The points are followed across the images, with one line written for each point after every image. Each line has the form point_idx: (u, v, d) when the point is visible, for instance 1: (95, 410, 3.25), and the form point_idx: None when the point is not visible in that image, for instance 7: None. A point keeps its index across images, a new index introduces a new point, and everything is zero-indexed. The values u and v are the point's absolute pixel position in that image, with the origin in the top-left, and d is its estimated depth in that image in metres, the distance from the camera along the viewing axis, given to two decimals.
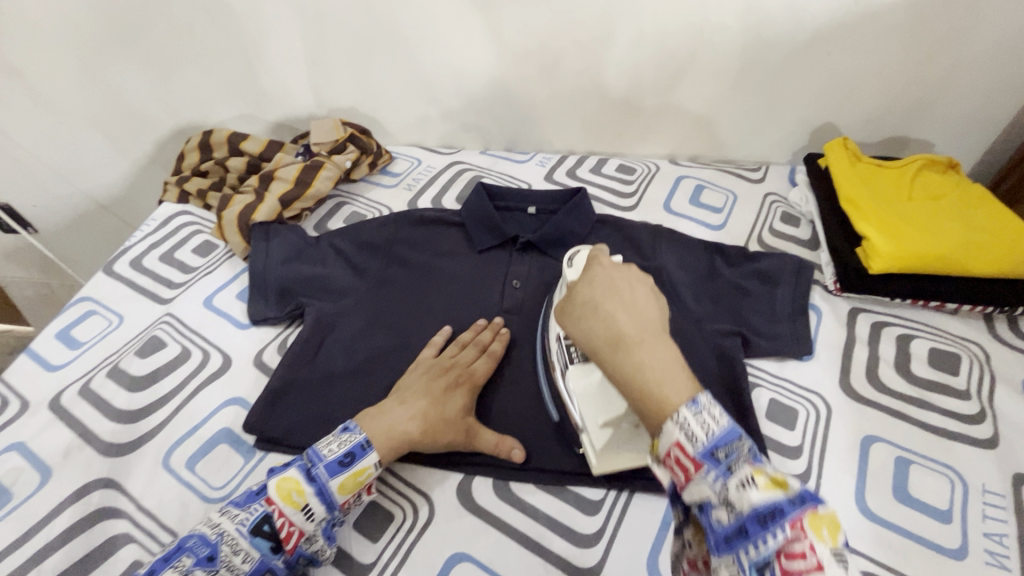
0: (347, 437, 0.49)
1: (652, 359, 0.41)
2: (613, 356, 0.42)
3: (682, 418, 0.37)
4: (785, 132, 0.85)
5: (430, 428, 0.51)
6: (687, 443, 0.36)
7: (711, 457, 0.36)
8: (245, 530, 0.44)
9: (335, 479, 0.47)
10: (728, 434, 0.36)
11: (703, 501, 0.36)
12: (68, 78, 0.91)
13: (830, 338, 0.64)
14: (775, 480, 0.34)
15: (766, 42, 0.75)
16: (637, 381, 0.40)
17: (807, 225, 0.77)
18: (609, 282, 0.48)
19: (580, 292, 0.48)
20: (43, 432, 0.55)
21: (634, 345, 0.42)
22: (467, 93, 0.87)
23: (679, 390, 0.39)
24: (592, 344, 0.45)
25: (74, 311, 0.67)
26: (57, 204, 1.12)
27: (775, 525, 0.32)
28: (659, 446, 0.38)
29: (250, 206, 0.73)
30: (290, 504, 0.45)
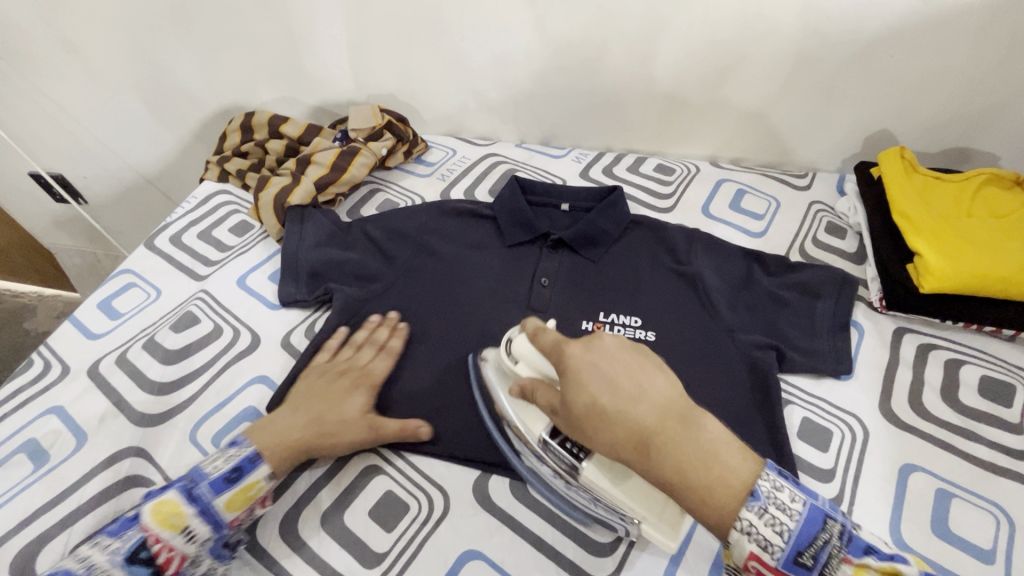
0: (237, 451, 0.49)
1: (693, 453, 0.39)
2: (651, 466, 0.40)
3: (750, 527, 0.37)
4: (835, 138, 0.81)
5: (325, 431, 0.52)
6: (765, 554, 0.37)
7: (796, 565, 0.37)
8: (120, 559, 0.43)
9: (221, 496, 0.46)
10: (808, 526, 0.38)
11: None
12: (121, 55, 0.94)
13: (872, 359, 0.61)
14: (885, 571, 0.36)
15: (823, 42, 0.71)
16: (687, 485, 0.39)
17: (853, 237, 0.74)
18: (605, 377, 0.42)
19: (579, 404, 0.42)
20: (81, 398, 0.57)
21: (668, 449, 0.39)
22: (506, 84, 0.86)
23: (734, 470, 0.39)
24: (622, 453, 0.41)
25: (116, 282, 0.70)
26: (106, 177, 1.17)
27: None
28: (733, 553, 0.39)
29: (287, 188, 0.74)
30: (168, 528, 0.44)
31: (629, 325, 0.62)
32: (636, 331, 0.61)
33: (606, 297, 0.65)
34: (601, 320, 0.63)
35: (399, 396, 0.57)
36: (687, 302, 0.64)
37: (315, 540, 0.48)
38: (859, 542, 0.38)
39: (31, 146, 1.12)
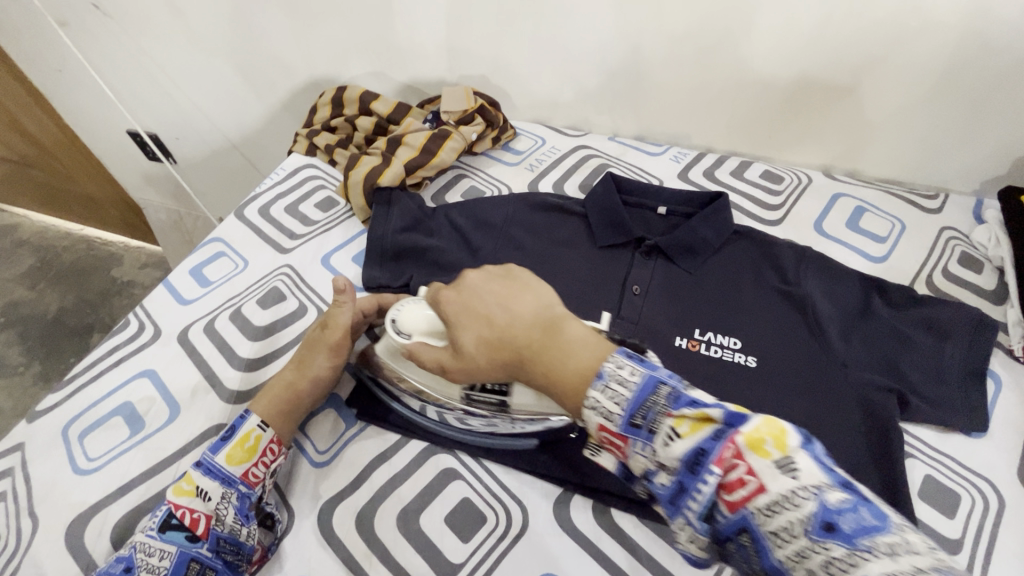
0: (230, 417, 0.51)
1: (557, 350, 0.41)
2: (531, 374, 0.43)
3: (594, 402, 0.37)
4: (976, 157, 0.72)
5: (301, 360, 0.54)
6: (608, 424, 0.36)
7: (632, 427, 0.35)
8: (153, 532, 0.43)
9: (220, 453, 0.48)
10: (642, 390, 0.36)
11: (646, 470, 0.35)
12: (221, 20, 0.95)
13: (1011, 417, 0.54)
14: (698, 418, 0.33)
15: (985, 47, 0.62)
16: (550, 380, 0.41)
17: (992, 272, 0.65)
18: (464, 306, 0.47)
19: (464, 341, 0.46)
20: (173, 365, 0.58)
21: (535, 354, 0.42)
22: (607, 72, 0.80)
23: (579, 357, 0.40)
24: (499, 366, 0.45)
25: (206, 250, 0.71)
26: (197, 140, 1.20)
27: (704, 470, 0.31)
28: (592, 431, 0.38)
29: (377, 168, 0.72)
30: (184, 494, 0.45)
31: (728, 347, 0.57)
32: (736, 354, 0.57)
33: (703, 314, 0.60)
34: (696, 338, 0.58)
35: None
36: (795, 329, 0.58)
37: (392, 539, 0.47)
38: (689, 397, 0.34)
39: (131, 104, 1.17)
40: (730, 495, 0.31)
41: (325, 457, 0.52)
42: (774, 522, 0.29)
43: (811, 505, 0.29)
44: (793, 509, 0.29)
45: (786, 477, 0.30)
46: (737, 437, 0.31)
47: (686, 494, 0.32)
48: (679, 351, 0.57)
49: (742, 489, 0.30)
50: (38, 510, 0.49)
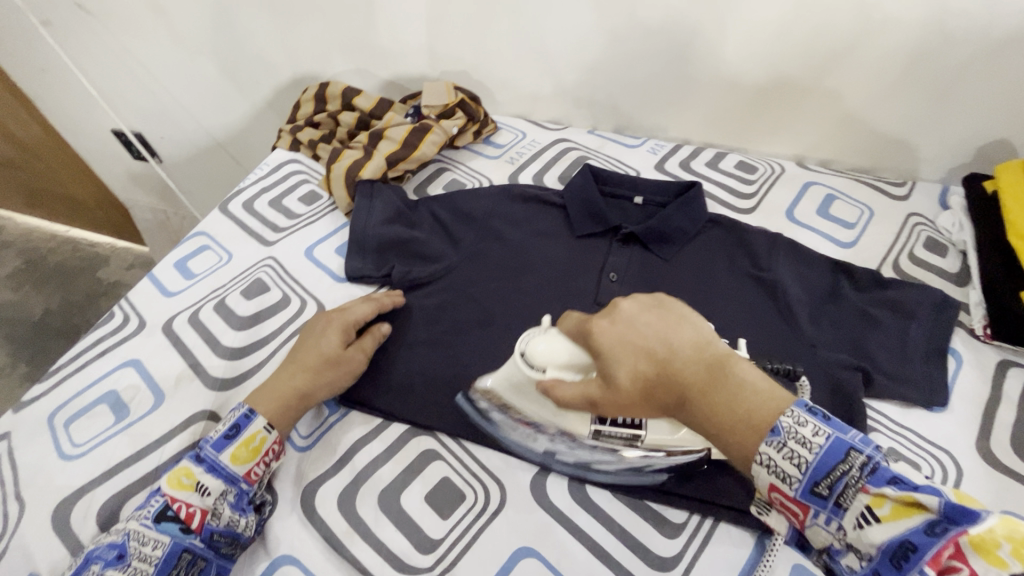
0: (233, 412, 0.51)
1: (726, 397, 0.40)
2: (704, 422, 0.41)
3: (766, 459, 0.37)
4: (942, 146, 0.74)
5: (315, 372, 0.53)
6: (783, 485, 0.37)
7: (814, 496, 0.36)
8: (149, 522, 0.44)
9: (224, 452, 0.48)
10: (828, 456, 0.36)
11: (829, 543, 0.37)
12: (204, 18, 0.96)
13: (971, 392, 0.56)
14: (903, 502, 0.33)
15: (945, 38, 0.64)
16: (722, 427, 0.40)
17: (956, 255, 0.68)
18: (619, 337, 0.44)
19: (620, 376, 0.43)
20: (157, 355, 0.59)
21: (702, 396, 0.41)
22: (585, 66, 0.82)
23: (764, 412, 0.39)
24: (650, 401, 0.44)
25: (191, 244, 0.71)
26: (183, 138, 1.21)
27: (911, 564, 0.32)
28: (762, 490, 0.39)
29: (359, 161, 0.74)
30: (182, 488, 0.46)
31: None
32: None
33: (677, 299, 0.61)
34: None
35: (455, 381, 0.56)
36: (765, 312, 0.60)
37: (374, 518, 0.49)
38: (889, 474, 0.34)
39: (116, 103, 1.17)
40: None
41: (307, 441, 0.54)
42: None
43: None
44: None
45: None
46: (962, 536, 0.31)
47: None
48: None
49: None
50: (24, 496, 0.49)
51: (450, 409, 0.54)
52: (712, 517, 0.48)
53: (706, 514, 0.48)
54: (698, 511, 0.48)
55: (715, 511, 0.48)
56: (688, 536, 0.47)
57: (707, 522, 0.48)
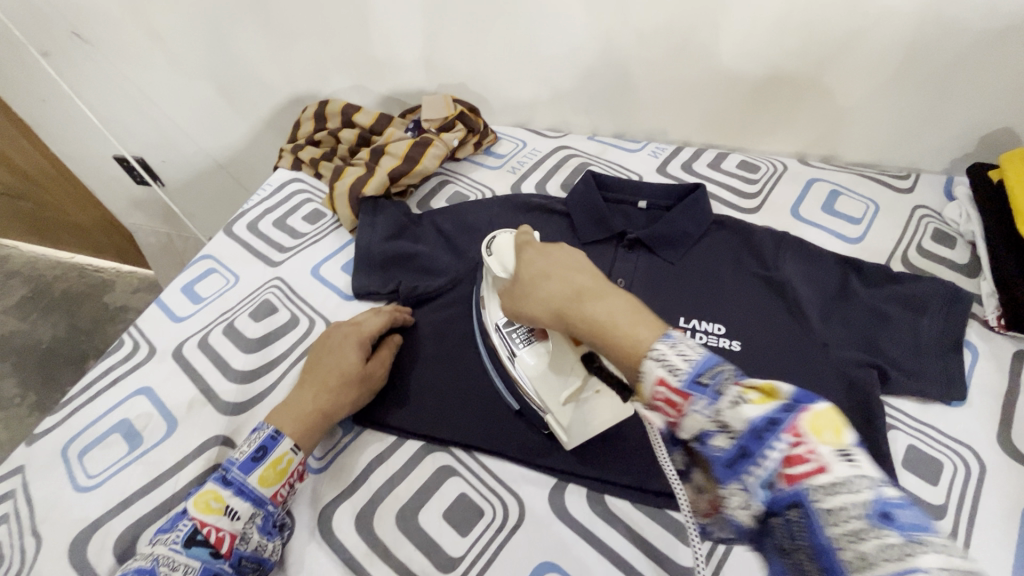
0: (257, 433, 0.50)
1: (601, 309, 0.40)
2: (581, 317, 0.41)
3: (658, 353, 0.34)
4: (944, 137, 0.74)
5: (337, 390, 0.53)
6: (670, 377, 0.33)
7: (697, 385, 0.32)
8: (179, 546, 0.43)
9: (252, 475, 0.47)
10: (705, 361, 0.33)
11: (699, 432, 0.32)
12: (202, 42, 0.96)
13: (989, 385, 0.55)
14: (765, 391, 0.31)
15: (941, 31, 0.65)
16: (607, 327, 0.39)
17: (965, 246, 0.67)
18: (551, 262, 0.47)
19: (531, 271, 0.48)
20: (169, 381, 0.59)
21: (584, 304, 0.41)
22: (582, 74, 0.82)
23: (632, 339, 0.37)
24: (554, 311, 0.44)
25: (198, 267, 0.72)
26: (184, 161, 1.21)
27: (772, 437, 0.30)
28: (645, 389, 0.35)
29: (361, 179, 0.74)
30: (211, 512, 0.45)
31: (713, 333, 0.58)
32: (720, 339, 0.58)
33: (686, 302, 0.61)
34: (681, 326, 0.59)
35: (467, 395, 0.56)
36: (776, 312, 0.59)
37: (392, 538, 0.48)
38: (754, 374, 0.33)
39: (117, 130, 1.18)
40: (793, 470, 0.29)
41: (323, 463, 0.53)
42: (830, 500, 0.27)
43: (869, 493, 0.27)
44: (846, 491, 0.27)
45: (844, 462, 0.28)
46: (803, 416, 0.30)
47: (747, 458, 0.31)
48: None
49: (804, 466, 0.29)
50: (41, 530, 0.49)
51: (465, 423, 0.54)
52: None
53: None
54: None
55: None
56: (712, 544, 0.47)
57: None
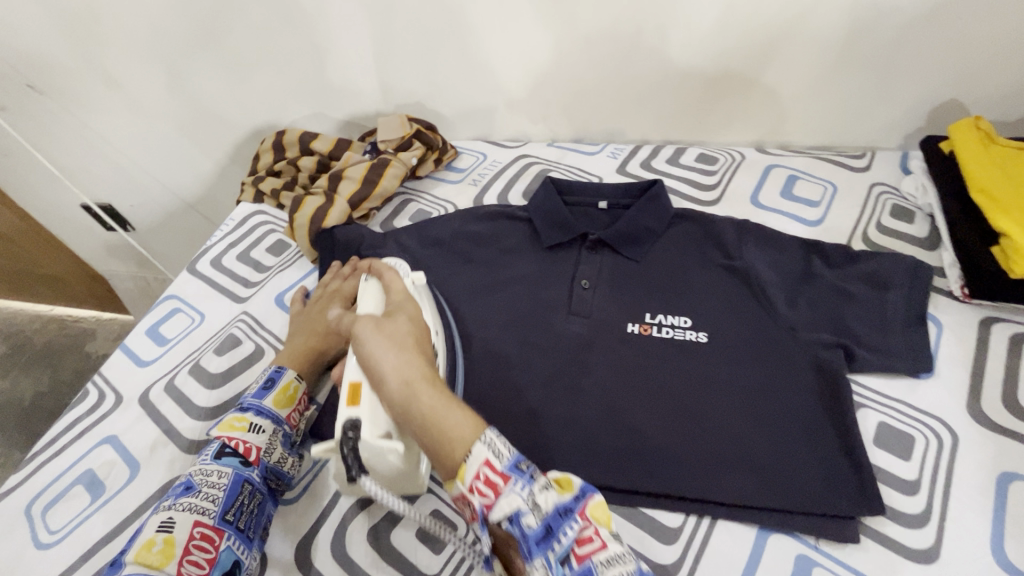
0: (263, 374, 0.57)
1: (428, 402, 0.42)
2: (410, 399, 0.42)
3: (489, 437, 0.39)
4: (895, 113, 0.75)
5: (322, 340, 0.60)
6: (495, 459, 0.38)
7: (516, 468, 0.38)
8: (211, 459, 0.49)
9: (266, 398, 0.54)
10: (516, 456, 0.39)
11: (513, 511, 0.36)
12: (157, 83, 0.96)
13: (957, 355, 0.55)
14: (565, 481, 0.39)
15: (878, 10, 0.66)
16: (426, 423, 0.41)
17: (925, 220, 0.67)
18: (404, 325, 0.48)
19: (396, 327, 0.47)
20: (133, 427, 0.58)
21: (427, 385, 0.43)
22: (535, 83, 0.83)
23: (457, 428, 0.40)
24: (402, 369, 0.44)
25: (162, 309, 0.71)
26: (151, 204, 1.21)
27: (570, 517, 0.37)
28: (467, 473, 0.38)
29: (322, 208, 0.73)
30: (235, 429, 0.51)
31: (679, 326, 0.58)
32: (687, 332, 0.57)
33: (651, 297, 0.61)
34: (647, 322, 0.59)
35: None
36: (741, 299, 0.59)
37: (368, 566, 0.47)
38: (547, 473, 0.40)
39: (79, 178, 1.17)
40: (581, 547, 0.36)
41: (295, 493, 0.52)
42: (609, 571, 0.35)
43: (631, 566, 0.36)
44: (620, 563, 0.36)
45: (616, 543, 0.37)
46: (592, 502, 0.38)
47: (551, 535, 0.36)
48: (631, 336, 0.58)
49: (592, 543, 0.36)
50: None
51: None
52: (709, 516, 0.48)
53: (702, 514, 0.48)
54: (694, 512, 0.48)
55: (711, 509, 0.48)
56: (687, 540, 0.47)
57: (705, 522, 0.48)
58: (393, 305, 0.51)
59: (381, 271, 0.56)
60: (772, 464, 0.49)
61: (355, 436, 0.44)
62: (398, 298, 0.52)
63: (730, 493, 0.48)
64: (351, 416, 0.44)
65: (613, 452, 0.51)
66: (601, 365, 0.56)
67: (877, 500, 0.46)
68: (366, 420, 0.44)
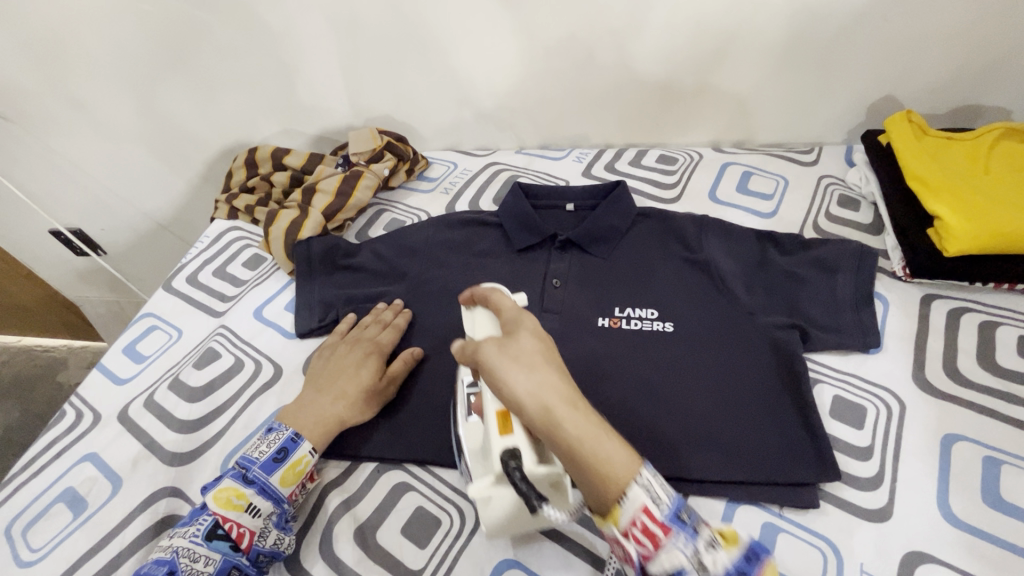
0: (277, 436, 0.52)
1: (578, 428, 0.38)
2: (555, 429, 0.38)
3: (647, 480, 0.37)
4: (837, 110, 0.80)
5: (351, 401, 0.55)
6: (655, 507, 0.36)
7: (678, 519, 0.36)
8: (199, 538, 0.46)
9: (273, 475, 0.50)
10: (677, 502, 0.37)
11: (675, 568, 0.35)
12: (125, 105, 0.97)
13: (902, 330, 0.59)
14: (729, 537, 0.38)
15: (814, 14, 0.70)
16: (582, 455, 0.37)
17: (868, 207, 0.72)
18: (530, 342, 0.42)
19: (524, 346, 0.42)
20: (113, 443, 0.58)
21: (576, 410, 0.39)
22: (500, 93, 0.86)
23: (614, 460, 0.37)
24: (541, 396, 0.39)
25: (139, 327, 0.71)
26: (123, 227, 1.20)
27: None
28: (622, 516, 0.36)
29: (296, 221, 0.75)
30: (232, 508, 0.48)
31: (647, 318, 0.61)
32: (654, 323, 0.60)
33: (619, 292, 0.63)
34: (617, 315, 0.61)
35: (419, 411, 0.57)
36: (704, 289, 0.62)
37: (353, 562, 0.49)
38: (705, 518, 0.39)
39: (47, 204, 1.15)
40: None
41: None
42: None
43: None
44: None
45: None
46: (764, 566, 0.37)
47: None
48: (602, 330, 0.60)
49: None
50: None
51: (418, 440, 0.55)
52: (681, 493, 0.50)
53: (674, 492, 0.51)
54: None
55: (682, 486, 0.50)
56: None
57: None
58: (511, 320, 0.45)
59: (487, 292, 0.50)
60: (737, 441, 0.51)
61: (519, 465, 0.41)
62: (513, 316, 0.46)
63: (698, 469, 0.50)
64: (507, 445, 0.42)
65: None
66: (575, 358, 0.59)
67: (834, 466, 0.49)
68: (524, 449, 0.42)
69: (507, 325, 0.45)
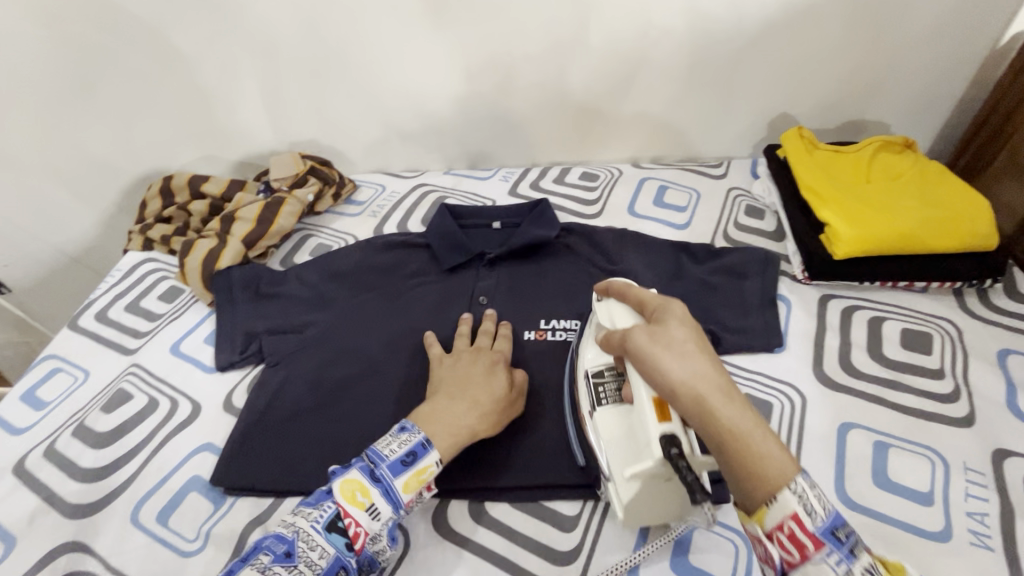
0: (409, 436, 0.49)
1: (735, 419, 0.38)
2: (707, 419, 0.38)
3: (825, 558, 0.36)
4: (742, 126, 0.86)
5: (485, 411, 0.52)
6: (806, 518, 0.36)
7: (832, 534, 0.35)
8: (320, 527, 0.44)
9: (399, 479, 0.47)
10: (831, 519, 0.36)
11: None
12: (25, 135, 0.91)
13: (802, 329, 0.63)
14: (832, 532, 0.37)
15: (711, 39, 0.76)
16: (733, 441, 0.37)
17: (772, 216, 0.78)
18: (676, 332, 0.42)
19: (675, 333, 0.42)
20: (8, 499, 0.54)
21: (728, 396, 0.39)
22: (424, 115, 0.87)
23: (777, 466, 0.37)
24: (696, 382, 0.39)
25: (39, 370, 0.66)
26: (28, 262, 1.11)
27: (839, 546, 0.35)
28: (769, 521, 0.36)
29: (214, 251, 0.72)
30: (356, 503, 0.45)
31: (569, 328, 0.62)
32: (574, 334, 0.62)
33: (543, 307, 0.65)
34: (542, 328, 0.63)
35: (344, 440, 0.56)
36: None
37: None
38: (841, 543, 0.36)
39: None
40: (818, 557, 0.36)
41: (195, 545, 0.50)
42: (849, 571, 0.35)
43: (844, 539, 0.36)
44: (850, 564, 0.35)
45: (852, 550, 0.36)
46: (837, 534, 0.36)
47: None
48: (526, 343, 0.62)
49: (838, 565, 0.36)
50: None
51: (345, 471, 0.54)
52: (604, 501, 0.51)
53: (597, 501, 0.51)
54: (590, 499, 0.52)
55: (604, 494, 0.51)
56: (584, 526, 0.50)
57: (599, 507, 0.51)
58: (654, 311, 0.46)
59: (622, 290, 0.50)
60: None
61: (679, 449, 0.41)
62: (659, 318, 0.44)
63: None
64: (665, 431, 0.43)
65: (514, 454, 0.54)
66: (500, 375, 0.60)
67: None
68: (682, 434, 0.43)
69: (653, 313, 0.46)
